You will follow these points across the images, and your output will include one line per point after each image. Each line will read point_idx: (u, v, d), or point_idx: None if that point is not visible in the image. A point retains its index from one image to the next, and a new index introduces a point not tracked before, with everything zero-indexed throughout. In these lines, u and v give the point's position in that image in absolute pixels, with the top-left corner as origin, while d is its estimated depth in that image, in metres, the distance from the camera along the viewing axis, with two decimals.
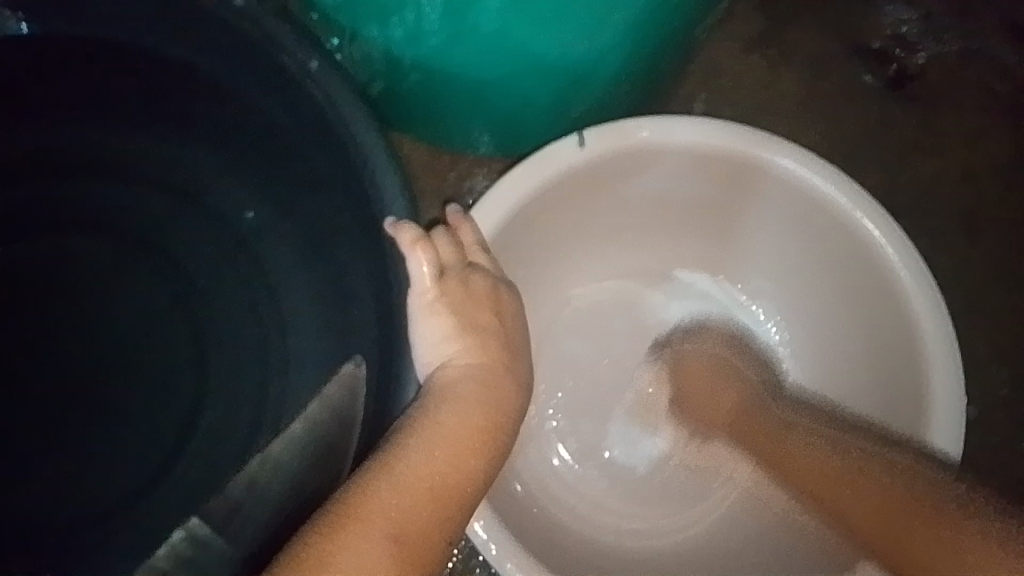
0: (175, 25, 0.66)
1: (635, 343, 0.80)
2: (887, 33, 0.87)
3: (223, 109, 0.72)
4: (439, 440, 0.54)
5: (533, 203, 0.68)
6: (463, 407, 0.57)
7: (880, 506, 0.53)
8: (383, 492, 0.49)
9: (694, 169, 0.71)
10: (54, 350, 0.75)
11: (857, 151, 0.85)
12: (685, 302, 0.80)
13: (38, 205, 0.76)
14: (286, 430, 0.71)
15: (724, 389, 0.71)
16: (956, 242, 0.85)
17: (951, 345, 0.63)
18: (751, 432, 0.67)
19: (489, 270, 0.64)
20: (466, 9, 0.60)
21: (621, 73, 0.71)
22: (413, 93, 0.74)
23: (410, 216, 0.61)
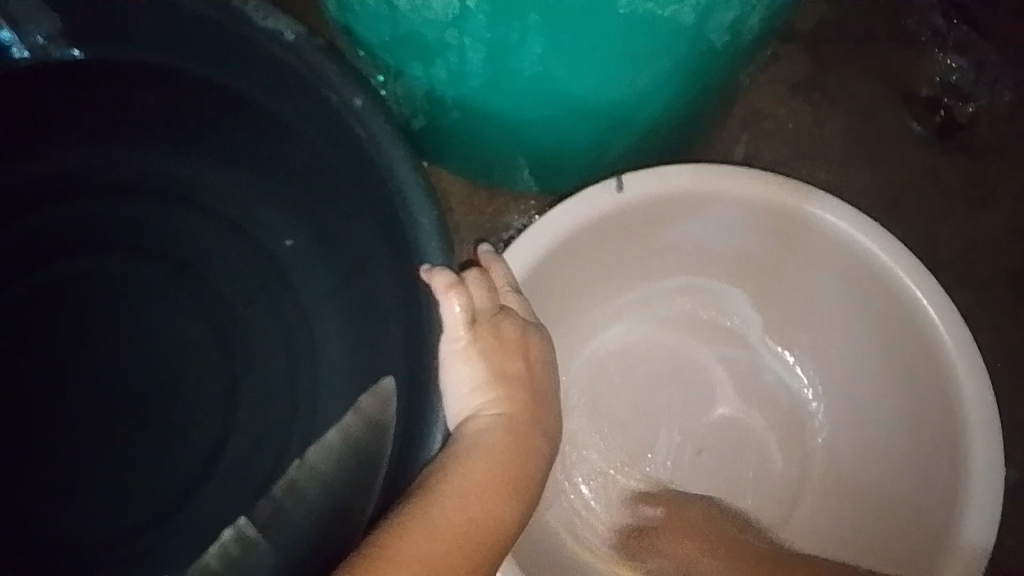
0: (226, 56, 0.67)
1: (668, 387, 0.78)
2: (936, 81, 0.85)
3: (268, 139, 0.73)
4: (466, 490, 0.53)
5: (567, 245, 0.67)
6: (491, 457, 0.56)
7: None
8: (418, 537, 0.48)
9: (730, 216, 0.70)
10: (86, 372, 0.76)
11: (902, 200, 0.83)
12: (724, 348, 0.79)
13: (82, 229, 0.79)
14: (329, 439, 0.72)
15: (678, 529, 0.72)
16: (1000, 302, 0.82)
17: (993, 416, 0.61)
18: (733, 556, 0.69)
19: (518, 312, 0.64)
20: (508, 54, 0.60)
21: (661, 118, 0.70)
22: (453, 132, 0.75)
23: (445, 261, 0.60)
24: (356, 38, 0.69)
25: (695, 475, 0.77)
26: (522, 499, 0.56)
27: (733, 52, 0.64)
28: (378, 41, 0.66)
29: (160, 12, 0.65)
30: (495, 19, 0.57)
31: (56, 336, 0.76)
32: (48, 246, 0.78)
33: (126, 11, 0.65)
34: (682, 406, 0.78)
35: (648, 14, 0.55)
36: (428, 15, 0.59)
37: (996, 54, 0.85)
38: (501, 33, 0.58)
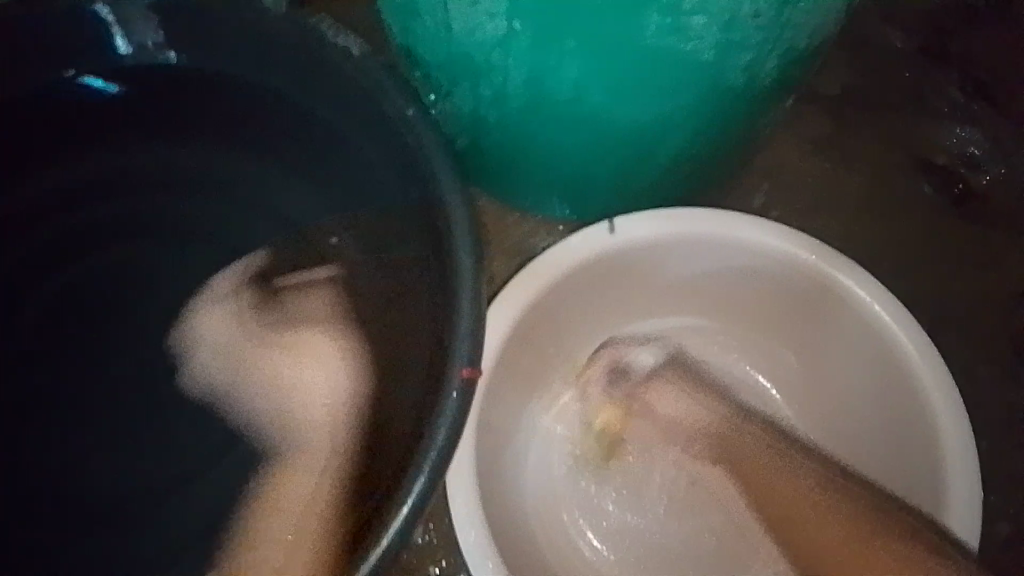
0: (294, 70, 0.73)
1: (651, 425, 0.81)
2: (954, 153, 0.90)
3: (327, 141, 0.77)
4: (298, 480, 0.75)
5: (560, 286, 0.72)
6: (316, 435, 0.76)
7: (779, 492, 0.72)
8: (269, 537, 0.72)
9: (731, 257, 0.74)
10: (112, 352, 0.78)
11: (913, 256, 0.88)
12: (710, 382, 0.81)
13: (126, 213, 0.81)
14: (409, 485, 0.58)
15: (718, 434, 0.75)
16: (1005, 359, 0.84)
17: (972, 469, 0.64)
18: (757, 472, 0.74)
19: (330, 281, 0.79)
20: (546, 76, 0.65)
21: (682, 151, 0.75)
22: (493, 151, 0.79)
23: (474, 264, 0.64)
24: (413, 59, 0.74)
25: (693, 506, 0.79)
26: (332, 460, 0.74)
27: (754, 94, 0.68)
28: (432, 61, 0.71)
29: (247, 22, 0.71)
30: (537, 41, 0.62)
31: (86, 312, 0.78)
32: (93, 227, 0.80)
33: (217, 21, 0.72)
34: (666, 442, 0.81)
35: (671, 49, 0.60)
36: (478, 36, 0.64)
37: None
38: (541, 55, 0.63)
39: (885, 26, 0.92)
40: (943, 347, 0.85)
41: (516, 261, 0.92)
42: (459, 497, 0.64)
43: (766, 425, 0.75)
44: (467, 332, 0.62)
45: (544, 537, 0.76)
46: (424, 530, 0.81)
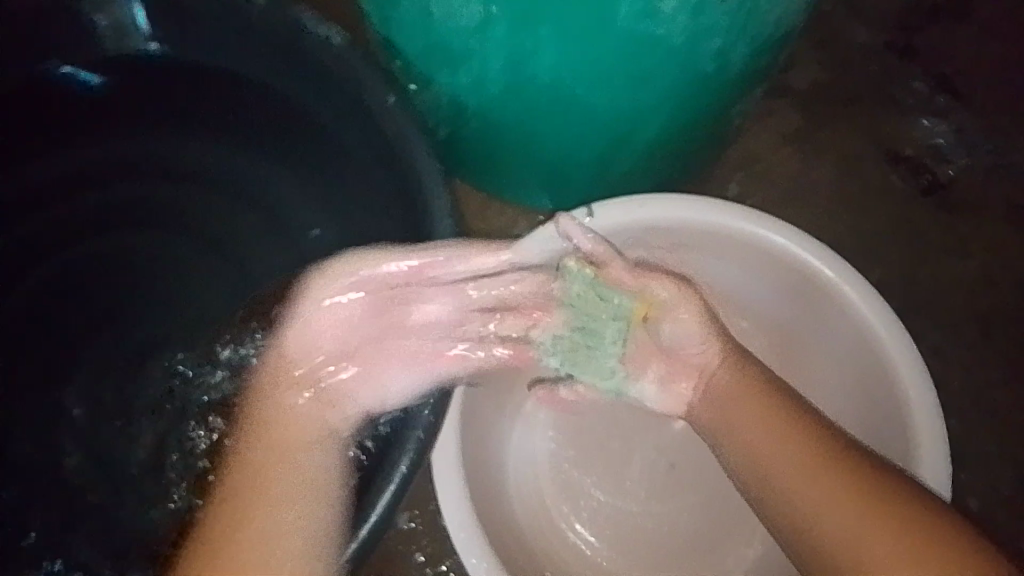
0: (280, 57, 0.75)
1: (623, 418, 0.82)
2: (919, 143, 0.93)
3: (314, 133, 0.79)
4: (286, 481, 0.62)
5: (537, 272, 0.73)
6: (292, 425, 0.67)
7: (805, 468, 0.62)
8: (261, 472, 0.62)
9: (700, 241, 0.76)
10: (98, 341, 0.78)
11: (882, 243, 0.90)
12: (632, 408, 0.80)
13: (109, 204, 0.81)
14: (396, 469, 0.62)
15: (736, 402, 0.68)
16: (971, 342, 0.87)
17: (940, 440, 0.66)
18: (752, 424, 0.66)
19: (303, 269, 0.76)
20: (524, 62, 0.66)
21: (657, 138, 0.76)
22: (473, 140, 0.80)
23: None
24: (392, 49, 0.75)
25: (675, 488, 0.81)
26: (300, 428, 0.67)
27: (723, 81, 0.70)
28: (411, 51, 0.72)
29: (228, 12, 0.73)
30: (514, 26, 0.63)
31: (75, 303, 0.79)
32: (78, 219, 0.80)
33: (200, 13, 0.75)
34: (645, 427, 0.82)
35: (642, 33, 0.62)
36: (457, 22, 0.65)
37: (973, 121, 0.94)
38: (519, 41, 0.64)
39: (853, 23, 0.96)
40: (914, 331, 0.87)
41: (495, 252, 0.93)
42: (442, 473, 0.65)
43: (769, 386, 0.67)
44: None
45: (524, 519, 0.77)
46: (409, 516, 0.82)
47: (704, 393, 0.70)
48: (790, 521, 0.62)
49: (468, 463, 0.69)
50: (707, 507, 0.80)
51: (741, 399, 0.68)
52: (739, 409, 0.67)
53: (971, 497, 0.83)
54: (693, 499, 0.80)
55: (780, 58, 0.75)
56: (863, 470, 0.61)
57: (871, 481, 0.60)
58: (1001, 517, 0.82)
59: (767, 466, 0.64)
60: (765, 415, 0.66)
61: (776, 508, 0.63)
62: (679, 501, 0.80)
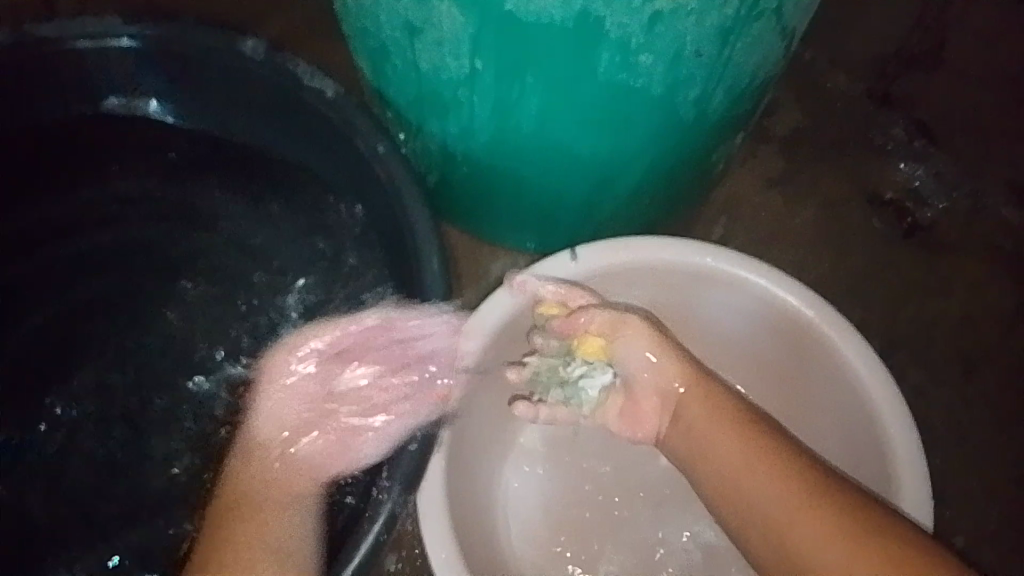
0: (279, 110, 0.78)
1: (604, 457, 0.84)
2: (899, 185, 0.96)
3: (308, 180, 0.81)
4: (264, 519, 0.64)
5: (524, 314, 0.74)
6: (262, 473, 0.68)
7: (767, 484, 0.66)
8: (243, 517, 0.64)
9: (683, 284, 0.78)
10: None
11: (862, 283, 0.92)
12: (603, 449, 0.84)
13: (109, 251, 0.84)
14: None
15: (716, 424, 0.70)
16: (954, 379, 0.88)
17: (924, 480, 0.66)
18: (721, 441, 0.69)
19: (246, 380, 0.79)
20: (510, 111, 0.68)
21: (640, 183, 0.78)
22: (462, 186, 0.82)
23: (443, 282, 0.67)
24: (385, 99, 0.77)
25: (662, 529, 0.81)
26: (282, 454, 0.70)
27: (703, 130, 0.72)
28: (402, 100, 0.74)
29: (230, 67, 0.76)
30: (499, 76, 0.65)
31: None
32: None
33: (200, 64, 0.78)
34: (627, 468, 0.83)
35: (623, 84, 0.64)
36: (445, 74, 0.67)
37: (954, 164, 0.96)
38: (505, 91, 0.66)
39: (833, 70, 1.00)
40: (897, 370, 0.88)
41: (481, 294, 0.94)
42: (429, 511, 0.64)
43: (740, 404, 0.71)
44: None
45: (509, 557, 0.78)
46: (396, 558, 0.82)
47: (680, 418, 0.72)
48: (755, 535, 0.66)
49: (454, 506, 0.69)
50: (695, 546, 0.80)
51: (716, 426, 0.70)
52: (720, 431, 0.69)
53: (959, 538, 0.83)
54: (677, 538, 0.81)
55: (761, 106, 0.77)
56: (823, 484, 0.64)
57: (829, 497, 0.63)
58: (990, 556, 0.82)
59: (731, 484, 0.68)
60: (737, 443, 0.68)
61: (740, 522, 0.67)
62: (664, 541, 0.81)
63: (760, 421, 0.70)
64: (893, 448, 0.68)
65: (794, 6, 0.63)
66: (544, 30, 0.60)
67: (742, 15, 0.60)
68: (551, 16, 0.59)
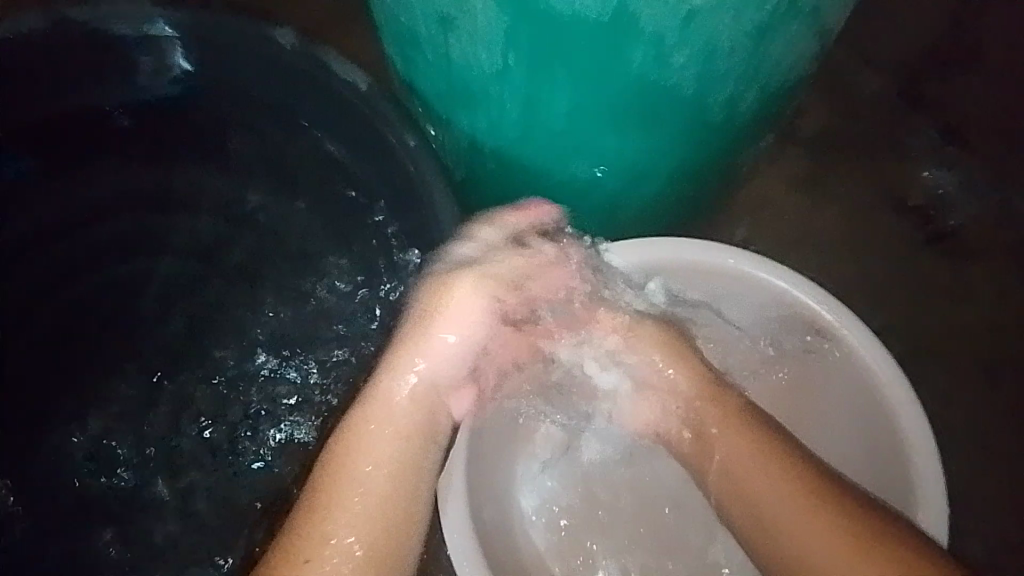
0: (307, 97, 0.78)
1: (614, 459, 0.82)
2: (925, 191, 0.95)
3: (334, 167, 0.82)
4: (377, 466, 0.64)
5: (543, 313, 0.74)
6: (388, 405, 0.66)
7: (775, 489, 0.65)
8: (362, 463, 0.64)
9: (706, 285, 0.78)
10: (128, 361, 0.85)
11: (883, 288, 0.92)
12: (611, 451, 0.82)
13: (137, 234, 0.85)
14: None
15: (727, 427, 0.69)
16: (973, 387, 0.88)
17: (942, 489, 0.66)
18: (731, 443, 0.68)
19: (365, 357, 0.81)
20: (539, 106, 0.68)
21: (666, 182, 0.78)
22: (487, 180, 0.82)
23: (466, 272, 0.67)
24: (414, 91, 0.77)
25: (676, 525, 0.81)
26: (414, 395, 0.67)
27: (732, 129, 0.72)
28: (432, 92, 0.74)
29: (260, 55, 0.77)
30: (530, 72, 0.65)
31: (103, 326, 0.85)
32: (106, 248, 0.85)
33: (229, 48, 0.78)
34: (639, 470, 0.82)
35: (654, 82, 0.64)
36: (476, 68, 0.67)
37: (981, 171, 0.95)
38: (534, 86, 0.66)
39: (862, 73, 0.99)
40: (916, 376, 0.88)
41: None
42: (448, 508, 0.66)
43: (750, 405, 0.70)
44: None
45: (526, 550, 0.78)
46: None
47: (691, 422, 0.71)
48: (762, 537, 0.66)
49: (472, 498, 0.69)
50: (709, 543, 0.80)
51: (727, 425, 0.69)
52: (731, 434, 0.69)
53: (974, 546, 0.82)
54: (691, 534, 0.81)
55: (791, 105, 0.77)
56: (832, 492, 0.64)
57: (838, 505, 0.63)
58: (1004, 565, 0.81)
59: (740, 486, 0.67)
60: (746, 446, 0.68)
61: (747, 523, 0.67)
62: (677, 536, 0.81)
63: (769, 425, 0.69)
64: (912, 454, 0.67)
65: (829, 6, 0.63)
66: (575, 26, 0.60)
67: (776, 14, 0.59)
68: (587, 12, 0.58)
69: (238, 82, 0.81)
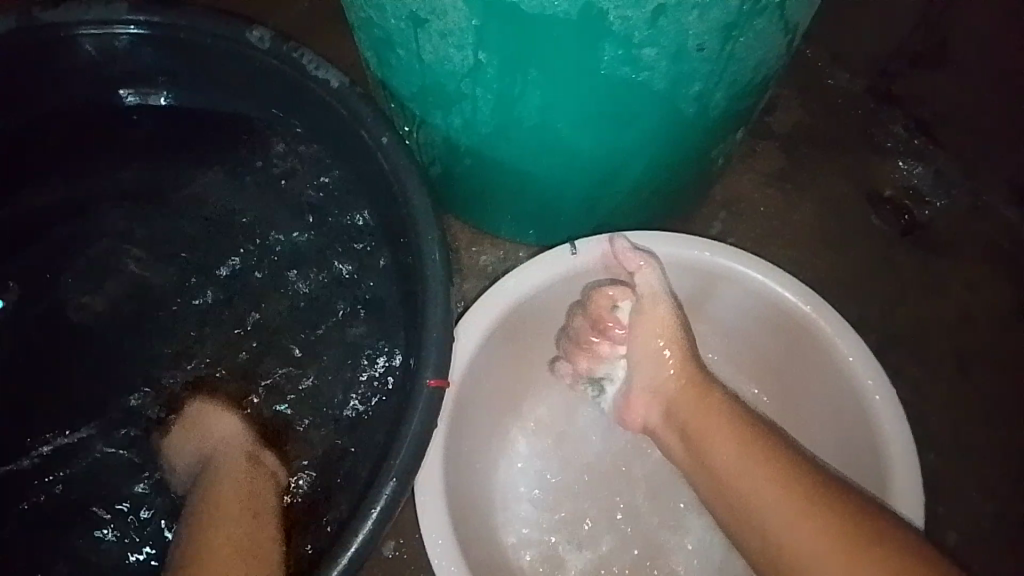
0: (283, 100, 0.79)
1: (599, 450, 0.84)
2: (898, 184, 0.97)
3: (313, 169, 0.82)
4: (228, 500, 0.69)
5: (521, 307, 0.75)
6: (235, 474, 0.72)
7: (759, 487, 0.66)
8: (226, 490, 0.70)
9: (684, 278, 0.78)
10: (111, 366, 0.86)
11: (859, 280, 0.93)
12: (596, 440, 0.84)
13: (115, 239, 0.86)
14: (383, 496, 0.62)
15: (713, 425, 0.70)
16: (949, 377, 0.89)
17: (916, 475, 0.66)
18: (715, 439, 0.69)
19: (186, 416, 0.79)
20: (512, 103, 0.69)
21: (641, 177, 0.78)
22: (463, 177, 0.83)
23: (444, 270, 0.68)
24: (389, 91, 0.77)
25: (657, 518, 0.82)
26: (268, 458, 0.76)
27: (704, 125, 0.73)
28: (406, 91, 0.75)
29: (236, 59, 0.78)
30: (502, 69, 0.65)
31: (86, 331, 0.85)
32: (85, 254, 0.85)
33: (204, 52, 0.78)
34: (623, 462, 0.84)
35: (625, 78, 0.64)
36: (448, 66, 0.68)
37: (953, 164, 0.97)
38: (507, 84, 0.67)
39: (834, 69, 1.01)
40: (891, 367, 0.89)
41: (482, 286, 0.95)
42: (427, 504, 0.66)
43: (734, 405, 0.71)
44: (435, 345, 0.66)
45: (507, 547, 0.79)
46: (394, 545, 0.83)
47: (674, 415, 0.73)
48: (748, 536, 0.66)
49: (452, 494, 0.70)
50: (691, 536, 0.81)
51: (710, 423, 0.70)
52: (716, 431, 0.69)
53: (951, 534, 0.83)
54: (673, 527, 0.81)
55: (762, 101, 0.78)
56: (816, 488, 0.64)
57: (821, 500, 0.63)
58: (981, 551, 0.83)
59: (726, 483, 0.68)
60: (732, 443, 0.68)
61: (734, 522, 0.67)
62: (658, 529, 0.82)
63: (754, 423, 0.70)
64: (889, 442, 0.68)
65: (796, 3, 0.63)
66: (545, 22, 0.60)
67: (744, 10, 0.60)
68: (556, 9, 0.59)
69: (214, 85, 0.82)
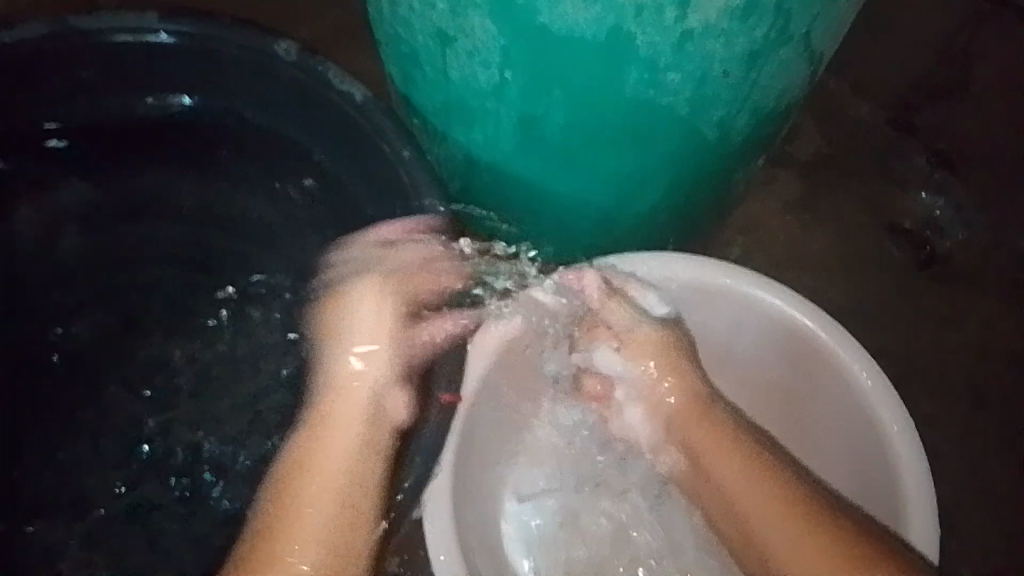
0: (308, 112, 0.79)
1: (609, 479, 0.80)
2: (918, 215, 0.96)
3: (334, 182, 0.83)
4: (332, 456, 0.67)
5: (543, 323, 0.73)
6: (345, 407, 0.69)
7: (761, 511, 0.68)
8: (325, 455, 0.67)
9: (702, 303, 0.78)
10: None
11: (876, 310, 0.92)
12: (607, 472, 0.80)
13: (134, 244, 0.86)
14: None
15: (717, 448, 0.71)
16: (964, 411, 0.88)
17: (933, 510, 0.65)
18: (720, 464, 0.70)
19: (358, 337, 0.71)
20: (535, 122, 0.69)
21: (661, 200, 0.78)
22: (483, 195, 0.83)
23: None
24: (412, 105, 0.78)
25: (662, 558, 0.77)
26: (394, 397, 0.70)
27: (727, 149, 0.73)
28: (430, 106, 0.75)
29: (261, 68, 0.78)
30: (526, 89, 0.66)
31: None
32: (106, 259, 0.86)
33: (231, 61, 0.78)
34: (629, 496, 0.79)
35: (650, 100, 0.65)
36: (473, 83, 0.68)
37: (971, 199, 0.97)
38: (530, 102, 0.67)
39: (855, 98, 1.02)
40: (907, 400, 0.88)
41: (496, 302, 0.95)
42: (436, 514, 0.64)
43: (737, 425, 0.72)
44: None
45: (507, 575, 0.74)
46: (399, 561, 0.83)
47: (687, 442, 0.72)
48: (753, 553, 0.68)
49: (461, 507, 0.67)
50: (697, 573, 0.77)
51: (720, 448, 0.71)
52: (727, 456, 0.70)
53: (963, 571, 0.82)
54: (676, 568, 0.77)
55: (785, 126, 0.77)
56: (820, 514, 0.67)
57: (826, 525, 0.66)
58: None
59: (731, 506, 0.70)
60: (737, 467, 0.70)
61: (736, 540, 0.70)
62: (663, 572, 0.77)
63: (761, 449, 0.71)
64: (904, 474, 0.67)
65: (822, 29, 0.64)
66: (573, 43, 0.60)
67: (769, 38, 0.60)
68: (582, 31, 0.59)
69: (241, 96, 0.83)
